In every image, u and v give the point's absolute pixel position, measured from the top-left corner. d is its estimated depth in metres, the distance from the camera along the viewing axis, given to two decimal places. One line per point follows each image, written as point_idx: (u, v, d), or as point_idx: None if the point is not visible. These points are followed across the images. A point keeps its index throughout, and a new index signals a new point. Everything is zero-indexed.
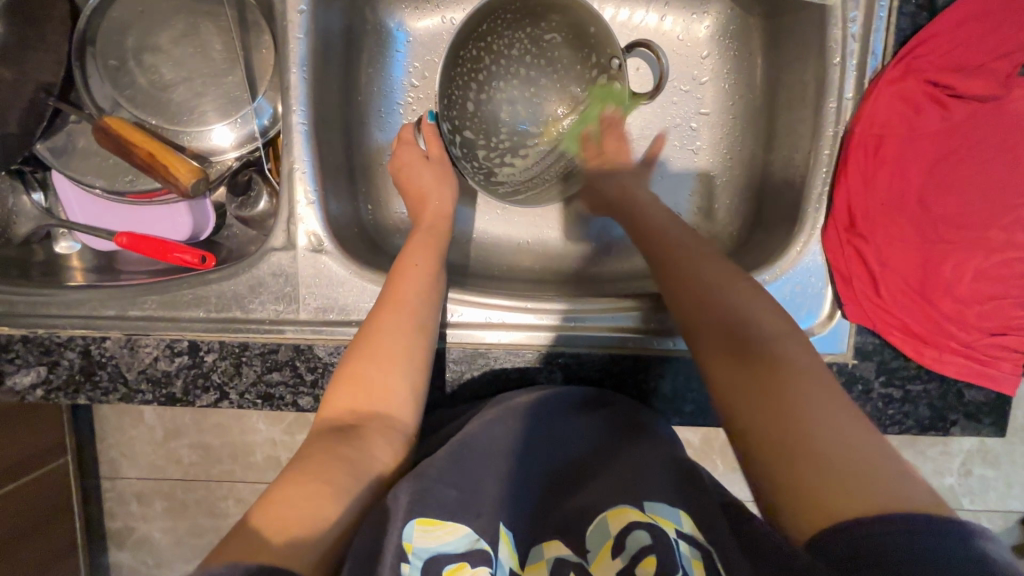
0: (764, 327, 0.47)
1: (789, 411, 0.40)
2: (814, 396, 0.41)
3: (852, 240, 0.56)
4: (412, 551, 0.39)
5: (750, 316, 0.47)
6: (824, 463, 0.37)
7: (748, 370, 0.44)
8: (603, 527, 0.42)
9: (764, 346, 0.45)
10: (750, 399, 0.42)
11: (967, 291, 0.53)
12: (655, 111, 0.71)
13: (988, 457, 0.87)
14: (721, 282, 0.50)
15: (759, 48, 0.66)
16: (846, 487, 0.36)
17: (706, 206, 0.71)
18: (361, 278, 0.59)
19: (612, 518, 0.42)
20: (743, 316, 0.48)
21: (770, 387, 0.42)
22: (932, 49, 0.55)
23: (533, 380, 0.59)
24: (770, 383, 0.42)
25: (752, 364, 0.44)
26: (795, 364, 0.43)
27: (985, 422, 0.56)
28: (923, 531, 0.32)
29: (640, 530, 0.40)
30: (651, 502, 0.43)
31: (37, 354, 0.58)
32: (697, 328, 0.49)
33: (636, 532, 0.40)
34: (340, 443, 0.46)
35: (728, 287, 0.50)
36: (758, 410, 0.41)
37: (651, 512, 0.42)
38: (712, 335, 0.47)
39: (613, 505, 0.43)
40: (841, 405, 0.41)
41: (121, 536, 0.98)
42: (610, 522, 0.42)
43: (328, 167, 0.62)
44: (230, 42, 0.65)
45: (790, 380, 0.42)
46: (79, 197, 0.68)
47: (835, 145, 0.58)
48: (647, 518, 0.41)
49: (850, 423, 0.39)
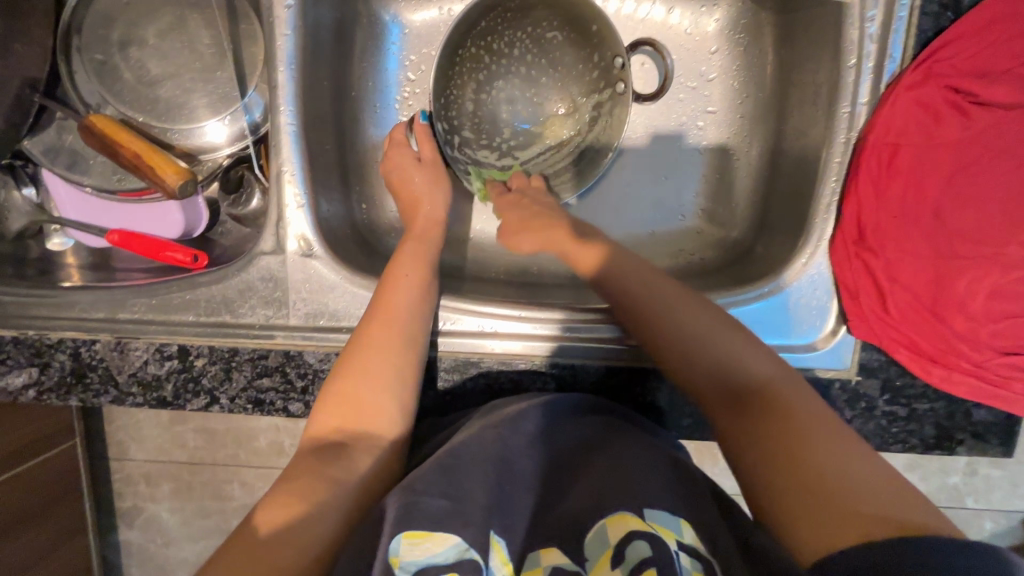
0: (754, 368, 0.47)
1: (795, 441, 0.41)
2: (814, 430, 0.41)
3: (861, 254, 0.54)
4: (399, 565, 0.36)
5: (741, 357, 0.47)
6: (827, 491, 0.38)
7: (748, 412, 0.44)
8: (602, 534, 0.39)
9: (757, 386, 0.45)
10: (753, 438, 0.43)
11: (982, 308, 0.49)
12: (660, 107, 0.68)
13: (994, 458, 0.85)
14: (707, 325, 0.49)
15: (771, 42, 0.63)
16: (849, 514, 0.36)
17: (714, 207, 0.68)
18: (351, 283, 0.58)
19: (612, 526, 0.39)
20: (735, 358, 0.47)
21: (769, 425, 0.43)
22: (956, 53, 0.52)
23: (526, 390, 0.58)
24: (772, 422, 0.43)
25: (746, 404, 0.45)
26: (788, 401, 0.44)
27: (993, 443, 0.54)
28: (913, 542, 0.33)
29: (640, 540, 0.37)
30: (651, 510, 0.39)
31: (28, 356, 0.58)
32: (685, 373, 0.49)
33: (637, 541, 0.37)
34: (328, 464, 0.45)
35: (721, 327, 0.49)
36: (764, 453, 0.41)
37: (652, 521, 0.38)
38: (699, 376, 0.48)
39: (612, 512, 0.40)
40: (838, 433, 0.41)
41: (130, 515, 0.99)
42: (610, 531, 0.39)
43: (319, 168, 0.60)
44: (218, 36, 0.63)
45: (789, 420, 0.42)
46: (71, 192, 0.66)
47: (847, 152, 0.55)
48: (648, 527, 0.38)
49: (856, 450, 0.40)
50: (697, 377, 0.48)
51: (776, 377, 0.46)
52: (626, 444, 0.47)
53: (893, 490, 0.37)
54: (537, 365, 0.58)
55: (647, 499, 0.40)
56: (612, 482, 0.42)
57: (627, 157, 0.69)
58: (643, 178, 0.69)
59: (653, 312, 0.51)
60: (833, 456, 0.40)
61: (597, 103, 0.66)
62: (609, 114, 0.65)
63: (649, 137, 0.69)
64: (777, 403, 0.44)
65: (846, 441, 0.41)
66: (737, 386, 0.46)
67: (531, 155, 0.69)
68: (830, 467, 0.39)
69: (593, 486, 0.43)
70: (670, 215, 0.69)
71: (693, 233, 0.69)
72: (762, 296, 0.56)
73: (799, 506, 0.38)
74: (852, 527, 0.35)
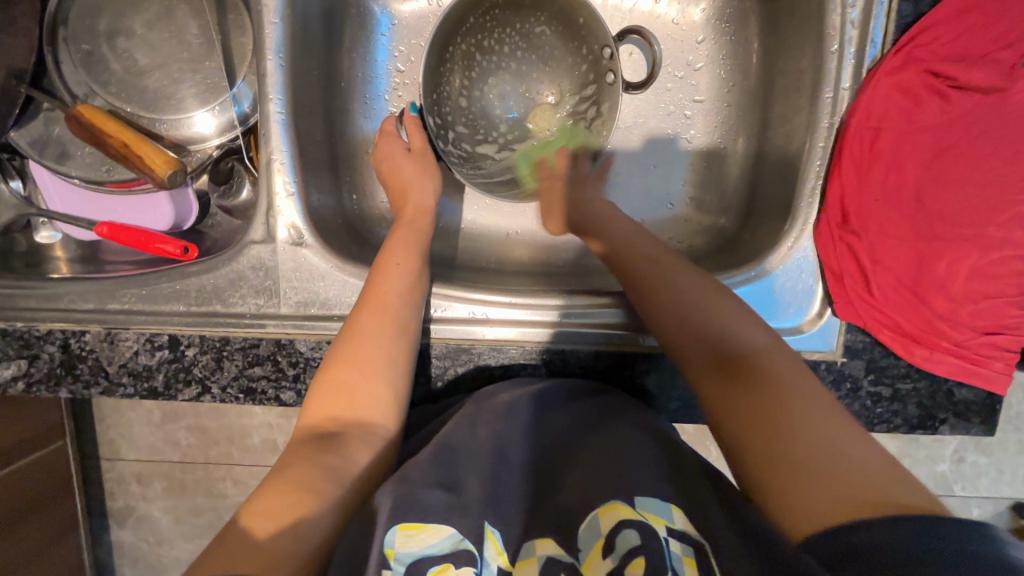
0: (744, 337, 0.48)
1: (779, 407, 0.42)
2: (801, 399, 0.42)
3: (845, 236, 0.55)
4: (394, 557, 0.37)
5: (733, 327, 0.48)
6: (807, 463, 0.38)
7: (737, 380, 0.45)
8: (594, 525, 0.39)
9: (746, 354, 0.46)
10: (744, 406, 0.43)
11: (961, 289, 0.51)
12: (648, 98, 0.69)
13: (980, 444, 0.87)
14: (703, 299, 0.51)
15: (756, 32, 0.64)
16: (830, 488, 0.36)
17: (702, 196, 0.69)
18: (342, 272, 0.58)
19: (603, 515, 0.39)
20: (728, 330, 0.48)
21: (755, 391, 0.43)
22: (935, 37, 0.52)
23: (517, 374, 0.59)
24: (760, 389, 0.43)
25: (734, 371, 0.46)
26: (776, 369, 0.45)
27: (974, 421, 0.54)
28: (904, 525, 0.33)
29: (630, 529, 0.37)
30: (641, 497, 0.39)
31: (17, 348, 0.57)
32: (681, 344, 0.49)
33: (628, 531, 0.37)
34: (322, 452, 0.45)
35: (716, 301, 0.50)
36: (756, 424, 0.42)
37: (642, 509, 0.39)
38: (689, 343, 0.49)
39: (603, 501, 0.40)
40: (826, 410, 0.42)
41: (122, 515, 0.98)
42: (602, 521, 0.39)
43: (309, 158, 0.61)
44: (206, 26, 0.63)
45: (782, 392, 0.43)
46: (58, 185, 0.66)
47: (830, 137, 0.56)
48: (638, 515, 0.38)
49: (844, 428, 0.40)
50: (688, 342, 0.49)
51: (769, 348, 0.47)
52: (622, 430, 0.47)
53: (874, 465, 0.38)
54: (527, 352, 0.58)
55: (639, 488, 0.40)
56: (605, 468, 0.43)
57: (623, 144, 0.70)
58: (632, 167, 0.70)
59: (657, 285, 0.53)
60: (819, 432, 0.40)
61: (583, 104, 0.67)
62: (591, 122, 0.67)
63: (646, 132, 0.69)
64: (771, 374, 0.44)
65: (832, 416, 0.41)
66: (726, 354, 0.47)
67: (534, 143, 0.68)
68: (818, 442, 0.39)
69: (588, 471, 0.43)
70: (659, 204, 0.70)
71: (682, 222, 0.70)
72: (750, 279, 0.57)
73: (778, 474, 0.39)
74: (834, 502, 0.36)
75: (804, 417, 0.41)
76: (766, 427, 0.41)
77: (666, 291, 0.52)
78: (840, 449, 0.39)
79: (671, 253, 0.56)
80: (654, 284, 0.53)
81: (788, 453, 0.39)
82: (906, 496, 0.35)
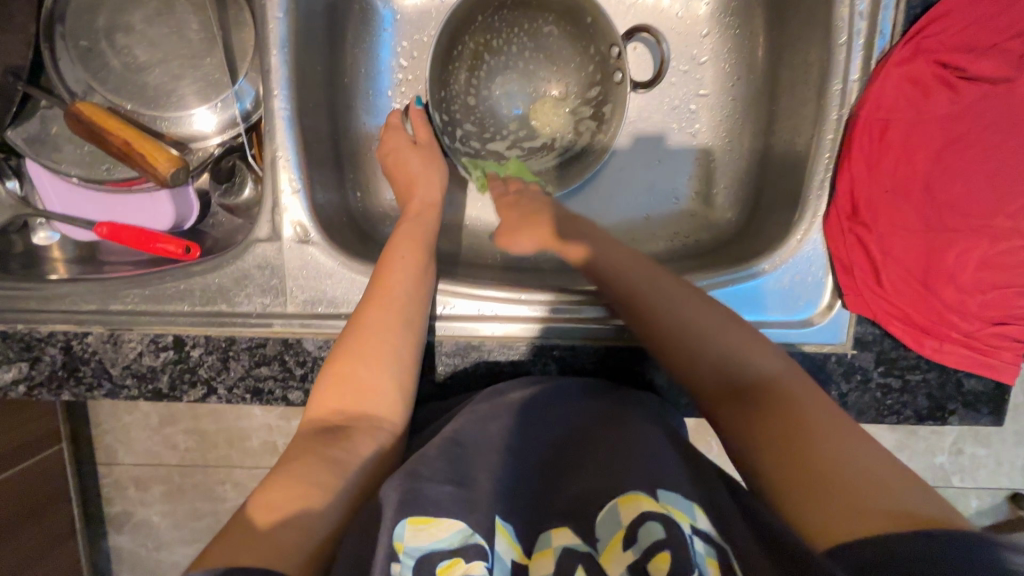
0: (750, 355, 0.48)
1: (793, 426, 0.41)
2: (806, 410, 0.43)
3: (855, 229, 0.55)
4: (402, 550, 0.36)
5: (734, 346, 0.48)
6: (826, 475, 0.38)
7: (746, 402, 0.45)
8: (614, 515, 0.38)
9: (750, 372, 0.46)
10: (755, 425, 0.43)
11: (971, 280, 0.51)
12: (652, 93, 0.69)
13: (978, 437, 0.87)
14: (699, 316, 0.50)
15: (761, 24, 0.64)
16: (842, 498, 0.36)
17: (705, 190, 0.69)
18: (349, 269, 0.58)
19: (624, 506, 0.38)
20: (739, 353, 0.48)
21: (771, 412, 0.43)
22: (945, 27, 0.53)
23: (528, 372, 0.58)
24: (770, 410, 0.43)
25: (741, 390, 0.46)
26: (784, 389, 0.44)
27: (983, 412, 0.55)
28: (923, 538, 0.32)
29: (653, 521, 0.36)
30: (664, 491, 0.39)
31: (17, 351, 0.56)
32: (685, 362, 0.49)
33: (650, 523, 0.36)
34: (327, 445, 0.44)
35: (712, 318, 0.50)
36: (768, 442, 0.42)
37: (665, 503, 0.38)
38: (691, 364, 0.49)
39: (625, 492, 0.39)
40: (836, 422, 0.42)
41: (119, 520, 0.97)
42: (623, 512, 0.38)
43: (314, 156, 0.60)
44: (207, 21, 0.62)
45: (787, 407, 0.43)
46: (54, 182, 0.65)
47: (839, 130, 0.56)
48: (662, 509, 0.37)
49: (854, 437, 0.40)
50: (693, 363, 0.49)
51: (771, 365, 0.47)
52: (636, 423, 0.47)
53: (889, 474, 0.38)
54: (534, 347, 0.58)
55: (660, 482, 0.39)
56: (621, 460, 0.42)
57: (626, 141, 0.69)
58: (637, 160, 0.70)
59: (648, 300, 0.52)
60: (833, 446, 0.40)
61: (586, 106, 0.67)
62: (604, 120, 0.66)
63: (651, 127, 0.69)
64: (775, 389, 0.44)
65: (840, 426, 0.41)
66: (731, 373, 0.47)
67: (541, 140, 0.69)
68: (830, 457, 0.39)
69: (601, 465, 0.43)
70: (665, 198, 0.70)
71: (687, 216, 0.69)
72: (755, 274, 0.57)
73: (795, 484, 0.39)
74: (850, 514, 0.35)
75: (817, 433, 0.41)
76: (777, 445, 0.41)
77: (661, 308, 0.51)
78: (853, 460, 0.38)
79: (663, 271, 0.55)
80: (646, 298, 0.52)
81: (802, 464, 0.39)
82: (919, 511, 0.35)
